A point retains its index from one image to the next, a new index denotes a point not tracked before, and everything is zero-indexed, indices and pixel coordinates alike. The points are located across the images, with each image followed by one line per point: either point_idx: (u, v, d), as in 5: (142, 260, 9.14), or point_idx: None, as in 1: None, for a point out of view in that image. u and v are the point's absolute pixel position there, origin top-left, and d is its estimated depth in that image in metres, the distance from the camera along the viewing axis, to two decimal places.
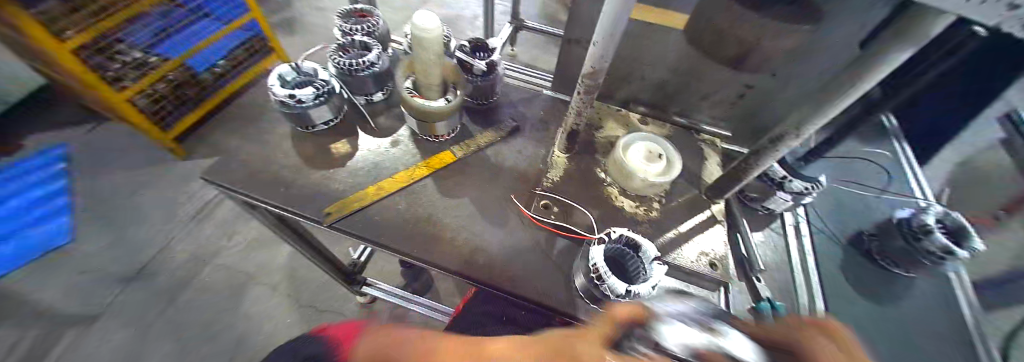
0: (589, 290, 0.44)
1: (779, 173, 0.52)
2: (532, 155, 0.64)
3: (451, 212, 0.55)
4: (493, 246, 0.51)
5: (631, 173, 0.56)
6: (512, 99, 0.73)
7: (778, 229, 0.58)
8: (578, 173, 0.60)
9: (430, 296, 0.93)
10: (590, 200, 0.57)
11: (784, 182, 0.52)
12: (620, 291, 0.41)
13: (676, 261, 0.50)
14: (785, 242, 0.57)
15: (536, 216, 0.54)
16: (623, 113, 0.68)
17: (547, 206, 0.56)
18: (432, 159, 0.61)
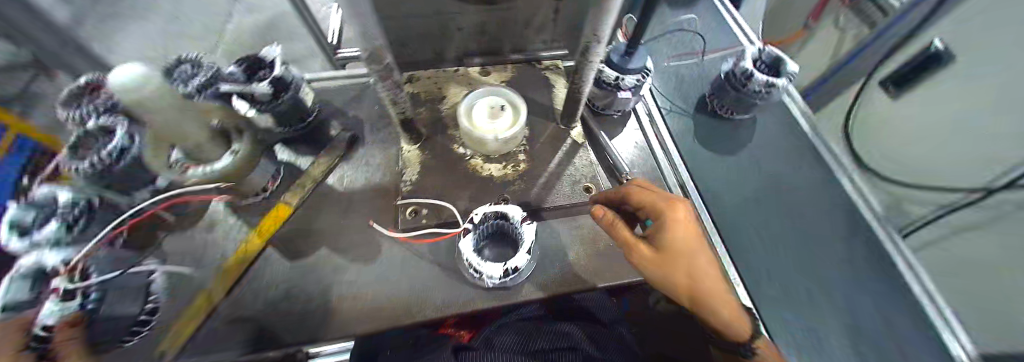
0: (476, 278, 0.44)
1: (611, 77, 0.52)
2: (383, 162, 0.56)
3: (311, 272, 0.47)
4: (373, 286, 0.46)
5: (481, 139, 0.51)
6: (340, 106, 0.63)
7: (636, 124, 0.62)
8: (434, 159, 0.54)
9: None
10: (453, 184, 0.52)
11: (617, 82, 0.53)
12: (499, 273, 0.41)
13: (555, 203, 0.52)
14: (643, 136, 0.60)
15: (402, 230, 0.48)
16: (460, 74, 0.63)
17: (415, 214, 0.49)
18: (262, 224, 0.50)
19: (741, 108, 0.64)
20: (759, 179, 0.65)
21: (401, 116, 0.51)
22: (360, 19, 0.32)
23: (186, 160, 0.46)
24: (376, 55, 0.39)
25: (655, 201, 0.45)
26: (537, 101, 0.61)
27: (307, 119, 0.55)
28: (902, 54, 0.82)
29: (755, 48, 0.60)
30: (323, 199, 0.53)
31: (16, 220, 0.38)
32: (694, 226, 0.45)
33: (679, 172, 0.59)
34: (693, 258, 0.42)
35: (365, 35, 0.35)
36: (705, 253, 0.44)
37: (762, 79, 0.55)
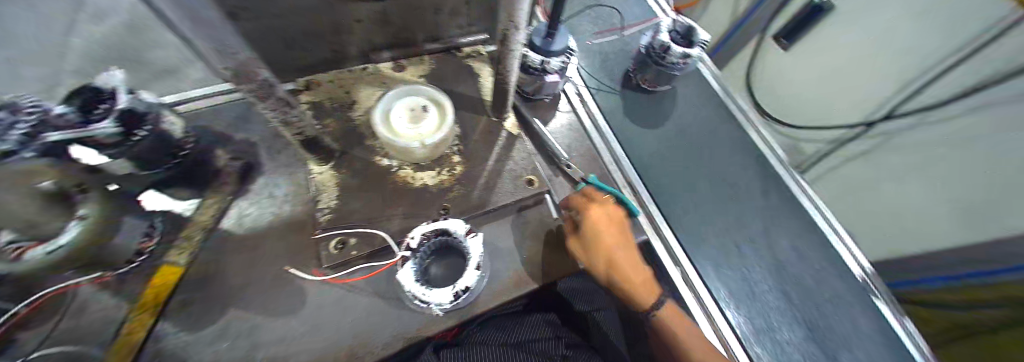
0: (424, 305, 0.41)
1: (536, 62, 0.49)
2: (296, 193, 0.49)
3: (226, 341, 0.39)
4: (309, 338, 0.40)
5: (405, 147, 0.46)
6: (224, 131, 0.52)
7: (567, 108, 0.61)
8: (354, 177, 0.48)
9: None
10: (382, 203, 0.47)
11: (544, 66, 0.50)
12: (449, 298, 0.39)
13: (500, 203, 0.49)
14: (575, 118, 0.61)
15: (332, 270, 0.43)
16: (369, 72, 0.57)
17: (342, 246, 0.43)
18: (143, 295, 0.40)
19: (662, 79, 0.67)
20: (686, 145, 0.70)
21: (301, 137, 0.42)
22: (201, 27, 0.24)
23: (25, 240, 0.35)
24: (246, 72, 0.30)
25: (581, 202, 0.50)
26: (464, 95, 0.56)
27: (185, 151, 0.43)
28: (781, 18, 1.00)
29: (669, 19, 0.61)
30: (227, 248, 0.45)
31: None
32: (614, 219, 0.50)
33: (613, 148, 0.61)
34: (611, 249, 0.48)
35: (217, 49, 0.27)
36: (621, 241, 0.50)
37: (678, 51, 0.57)
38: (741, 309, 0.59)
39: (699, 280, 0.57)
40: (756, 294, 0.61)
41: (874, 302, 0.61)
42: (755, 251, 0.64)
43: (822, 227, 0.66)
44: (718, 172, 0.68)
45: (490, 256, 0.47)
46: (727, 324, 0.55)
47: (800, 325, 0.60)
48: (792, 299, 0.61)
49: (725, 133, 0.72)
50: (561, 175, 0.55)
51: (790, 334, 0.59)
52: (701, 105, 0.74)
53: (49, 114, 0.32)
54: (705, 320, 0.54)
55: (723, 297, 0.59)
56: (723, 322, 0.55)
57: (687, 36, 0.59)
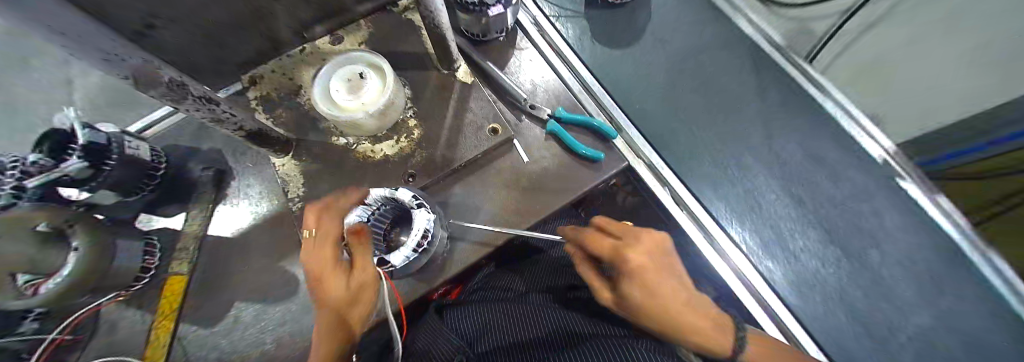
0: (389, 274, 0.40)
1: None
2: (267, 190, 0.50)
3: (237, 332, 0.43)
4: (306, 317, 0.43)
5: (352, 120, 0.44)
6: (189, 145, 0.53)
7: (525, 43, 0.55)
8: (317, 162, 0.47)
9: None
10: (348, 183, 0.47)
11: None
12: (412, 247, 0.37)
13: (464, 158, 0.46)
14: (537, 52, 0.55)
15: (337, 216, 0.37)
16: (310, 52, 0.53)
17: None
18: (162, 303, 0.44)
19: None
20: (669, 58, 0.63)
21: (244, 133, 0.41)
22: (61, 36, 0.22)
23: (38, 277, 0.38)
24: (149, 79, 0.27)
25: (620, 229, 0.39)
26: (407, 53, 0.52)
27: (160, 170, 0.47)
28: None
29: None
30: (215, 254, 0.47)
31: None
32: (665, 254, 0.38)
33: (582, 77, 0.56)
34: (666, 294, 0.34)
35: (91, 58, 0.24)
36: (677, 276, 0.36)
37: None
38: (745, 221, 0.56)
39: (692, 199, 0.54)
40: (762, 204, 0.56)
41: (897, 182, 0.56)
42: (758, 159, 0.58)
43: (839, 118, 0.59)
44: (710, 82, 0.62)
45: (463, 213, 0.46)
46: (730, 239, 0.53)
47: (814, 228, 0.55)
48: (805, 202, 0.56)
49: (710, 34, 0.64)
50: (524, 118, 0.51)
51: (807, 236, 0.55)
52: (682, 11, 0.66)
53: (21, 163, 0.38)
54: (706, 239, 0.51)
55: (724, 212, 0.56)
56: (726, 237, 0.52)
57: None
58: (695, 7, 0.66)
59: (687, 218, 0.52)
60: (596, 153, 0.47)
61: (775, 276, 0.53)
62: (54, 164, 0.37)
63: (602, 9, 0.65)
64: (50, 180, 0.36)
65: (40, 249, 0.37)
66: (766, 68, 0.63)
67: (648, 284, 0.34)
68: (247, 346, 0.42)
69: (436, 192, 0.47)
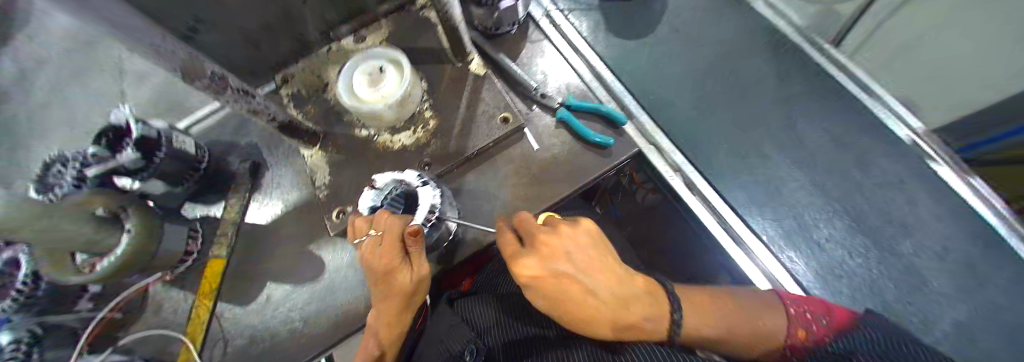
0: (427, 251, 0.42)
1: None
2: (296, 179, 0.53)
3: (270, 308, 0.46)
4: (333, 297, 0.46)
5: (374, 112, 0.46)
6: (229, 139, 0.57)
7: (536, 36, 0.57)
8: (340, 153, 0.50)
9: None
10: (368, 171, 0.49)
11: None
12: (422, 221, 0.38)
13: (478, 146, 0.48)
14: (549, 44, 0.56)
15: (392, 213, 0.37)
16: (334, 51, 0.56)
17: (342, 215, 0.47)
18: (202, 283, 0.48)
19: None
20: (683, 47, 0.63)
21: (276, 123, 0.44)
22: (126, 31, 0.25)
23: (94, 256, 0.42)
24: (195, 70, 0.30)
25: (532, 229, 0.33)
26: (423, 47, 0.55)
27: (201, 165, 0.51)
28: None
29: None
30: (250, 237, 0.51)
31: None
32: (594, 245, 0.32)
33: (593, 66, 0.57)
34: (577, 298, 0.29)
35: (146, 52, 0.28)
36: (606, 270, 0.30)
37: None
38: (765, 210, 0.54)
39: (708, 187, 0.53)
40: (782, 193, 0.55)
41: (928, 165, 0.53)
42: (778, 147, 0.57)
43: (866, 101, 0.57)
44: (726, 69, 0.61)
45: (476, 200, 0.48)
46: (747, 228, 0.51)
47: (840, 218, 0.53)
48: (830, 190, 0.54)
49: (724, 23, 0.64)
50: (535, 107, 0.52)
51: (832, 226, 0.53)
52: (695, 1, 0.65)
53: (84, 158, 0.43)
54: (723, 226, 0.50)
55: (743, 203, 0.54)
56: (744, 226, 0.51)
57: None
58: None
59: (701, 206, 0.51)
60: (606, 138, 0.48)
61: (798, 267, 0.51)
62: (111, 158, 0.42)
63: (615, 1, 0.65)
64: (108, 171, 0.40)
65: (99, 232, 0.40)
66: (785, 54, 0.61)
67: (557, 293, 0.29)
68: (278, 323, 0.46)
69: (452, 179, 0.49)
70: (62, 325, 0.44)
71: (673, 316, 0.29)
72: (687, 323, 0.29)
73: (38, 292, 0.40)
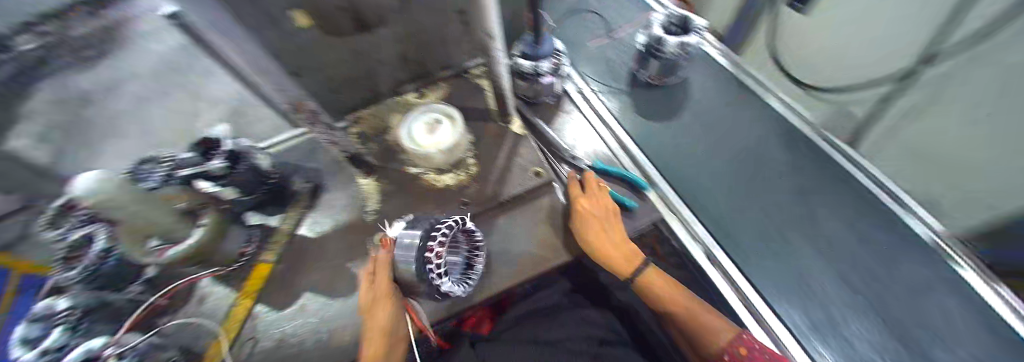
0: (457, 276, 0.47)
1: (527, 67, 0.56)
2: (348, 202, 0.60)
3: (301, 317, 0.50)
4: (361, 314, 0.49)
5: (426, 154, 0.54)
6: (296, 163, 0.67)
7: (568, 108, 0.66)
8: (391, 185, 0.58)
9: None
10: (413, 203, 0.56)
11: (536, 71, 0.56)
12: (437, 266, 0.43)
13: (511, 193, 0.54)
14: (581, 116, 0.65)
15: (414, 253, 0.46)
16: (399, 103, 0.68)
17: (382, 240, 0.52)
18: (247, 284, 0.53)
19: (668, 70, 0.69)
20: (700, 130, 0.71)
21: (348, 155, 0.54)
22: None
23: (164, 243, 0.47)
24: None
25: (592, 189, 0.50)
26: (473, 106, 0.65)
27: (271, 179, 0.57)
28: None
29: (661, 14, 0.62)
30: (298, 248, 0.57)
31: (24, 337, 0.42)
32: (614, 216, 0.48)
33: (618, 136, 0.64)
34: (607, 232, 0.46)
35: None
36: (613, 226, 0.47)
37: (673, 42, 0.60)
38: (794, 295, 0.53)
39: (731, 265, 0.54)
40: (808, 281, 0.55)
41: (954, 269, 0.54)
42: (791, 229, 0.59)
43: (881, 197, 0.61)
44: (738, 152, 0.67)
45: (504, 241, 0.52)
46: (772, 313, 0.51)
47: (866, 313, 0.52)
48: (853, 283, 0.54)
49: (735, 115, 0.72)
50: (564, 166, 0.59)
51: (858, 321, 0.52)
52: (708, 92, 0.75)
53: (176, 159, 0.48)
54: (744, 306, 0.50)
55: (767, 284, 0.54)
56: (768, 310, 0.50)
57: (684, 24, 0.61)
58: (720, 91, 0.76)
59: (722, 281, 0.52)
60: (629, 200, 0.52)
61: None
62: (202, 162, 0.48)
63: (643, 85, 0.77)
64: (196, 173, 0.46)
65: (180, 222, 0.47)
66: (794, 146, 0.67)
67: (590, 221, 0.45)
68: (307, 333, 0.48)
69: (484, 219, 0.55)
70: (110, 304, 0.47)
71: (640, 265, 0.46)
72: (642, 275, 0.46)
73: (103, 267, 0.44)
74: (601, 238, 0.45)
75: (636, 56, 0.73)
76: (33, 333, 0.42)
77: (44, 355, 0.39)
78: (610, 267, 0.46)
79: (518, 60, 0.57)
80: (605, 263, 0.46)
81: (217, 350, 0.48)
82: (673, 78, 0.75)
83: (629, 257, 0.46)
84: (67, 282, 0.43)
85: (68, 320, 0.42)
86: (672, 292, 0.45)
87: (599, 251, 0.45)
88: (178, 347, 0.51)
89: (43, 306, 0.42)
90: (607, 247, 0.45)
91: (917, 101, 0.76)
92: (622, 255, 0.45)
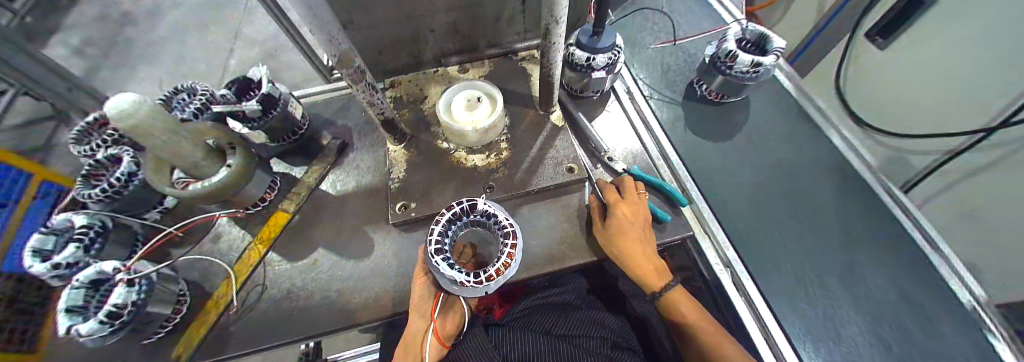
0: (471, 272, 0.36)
1: (581, 58, 0.54)
2: (374, 165, 0.60)
3: (312, 272, 0.50)
4: (371, 279, 0.48)
5: (461, 131, 0.52)
6: (329, 117, 0.66)
7: (614, 107, 0.64)
8: (420, 156, 0.57)
9: (375, 337, 0.90)
10: (439, 177, 0.54)
11: (589, 63, 0.54)
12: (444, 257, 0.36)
13: (541, 185, 0.53)
14: (627, 118, 0.63)
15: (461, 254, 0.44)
16: (439, 73, 0.65)
17: (404, 208, 0.52)
18: (263, 229, 0.53)
19: (730, 88, 0.64)
20: (742, 155, 0.68)
21: (382, 117, 0.51)
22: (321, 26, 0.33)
23: (187, 177, 0.49)
24: (344, 59, 0.40)
25: (631, 194, 0.48)
26: (514, 91, 0.63)
27: (300, 131, 0.58)
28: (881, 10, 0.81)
29: (738, 28, 0.61)
30: (320, 201, 0.56)
31: (37, 248, 0.44)
32: (646, 227, 0.46)
33: (660, 146, 0.61)
34: (641, 242, 0.44)
35: (328, 39, 0.36)
36: (646, 237, 0.45)
37: (746, 60, 0.55)
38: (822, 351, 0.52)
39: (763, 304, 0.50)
40: (839, 334, 0.53)
41: (985, 336, 0.51)
42: (819, 274, 0.58)
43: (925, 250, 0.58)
44: (776, 184, 0.65)
45: (527, 232, 0.51)
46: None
47: None
48: (889, 346, 0.52)
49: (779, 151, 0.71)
50: (600, 166, 0.58)
51: None
52: (758, 118, 0.72)
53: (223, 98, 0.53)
54: (766, 346, 0.48)
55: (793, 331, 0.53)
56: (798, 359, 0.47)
57: (760, 46, 0.60)
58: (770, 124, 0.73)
59: (745, 309, 0.50)
60: (664, 213, 0.50)
61: None
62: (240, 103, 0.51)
63: (696, 99, 0.73)
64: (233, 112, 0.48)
65: (205, 160, 0.47)
66: (839, 190, 0.64)
67: (625, 229, 0.43)
68: (314, 288, 0.48)
69: (510, 206, 0.54)
70: (127, 225, 0.50)
71: (668, 282, 0.45)
72: (670, 293, 0.45)
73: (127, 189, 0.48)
74: (633, 248, 0.43)
75: (697, 68, 0.68)
76: (44, 244, 0.44)
77: (56, 268, 0.42)
78: (641, 280, 0.45)
79: (576, 51, 0.54)
80: (635, 273, 0.45)
81: (227, 290, 0.48)
82: (732, 99, 0.70)
83: (660, 274, 0.45)
84: (90, 201, 0.47)
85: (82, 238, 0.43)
86: (699, 318, 0.44)
87: (629, 259, 0.44)
88: (188, 281, 0.50)
89: (60, 220, 0.45)
90: (638, 259, 0.44)
91: (1004, 155, 0.66)
92: (647, 262, 0.44)
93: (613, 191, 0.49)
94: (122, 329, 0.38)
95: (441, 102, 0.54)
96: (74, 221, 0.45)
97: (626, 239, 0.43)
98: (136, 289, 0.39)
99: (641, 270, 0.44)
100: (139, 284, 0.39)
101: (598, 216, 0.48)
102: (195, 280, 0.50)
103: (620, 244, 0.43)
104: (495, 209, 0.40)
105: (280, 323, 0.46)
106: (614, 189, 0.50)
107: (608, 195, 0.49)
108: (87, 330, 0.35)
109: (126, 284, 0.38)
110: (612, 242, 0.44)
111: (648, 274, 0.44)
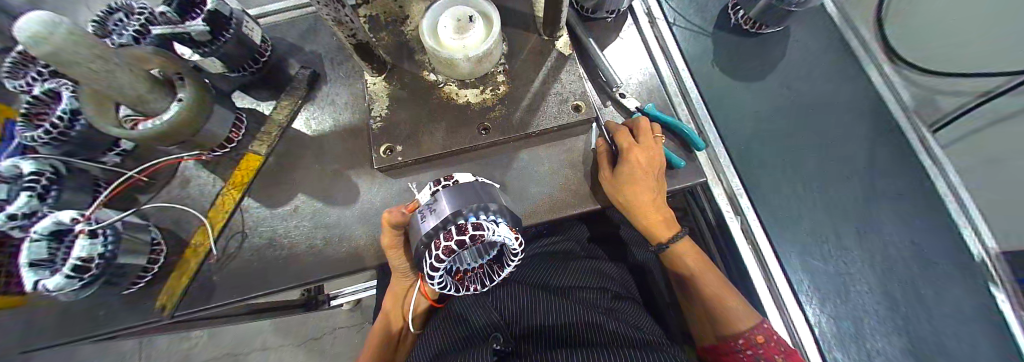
0: (474, 272, 0.35)
1: None
2: (352, 101, 0.52)
3: (295, 220, 0.46)
4: (358, 228, 0.45)
5: (450, 59, 0.43)
6: (294, 43, 0.56)
7: (631, 33, 0.54)
8: (403, 91, 0.49)
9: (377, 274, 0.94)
10: (425, 116, 0.48)
11: None
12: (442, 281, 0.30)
13: (543, 126, 0.46)
14: (645, 46, 0.53)
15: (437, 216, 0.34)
16: None
17: (389, 152, 0.46)
18: (235, 173, 0.48)
19: (773, 15, 0.53)
20: None
21: (354, 41, 0.40)
22: None
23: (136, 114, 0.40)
24: None
25: (646, 138, 0.42)
26: (514, 11, 0.52)
27: (262, 58, 0.50)
28: None
29: None
30: (296, 141, 0.50)
31: None
32: (657, 175, 0.42)
33: (678, 81, 0.53)
34: (650, 192, 0.40)
35: None
36: (655, 187, 0.41)
37: None
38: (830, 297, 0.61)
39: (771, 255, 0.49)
40: (848, 289, 0.61)
41: (990, 288, 0.57)
42: None
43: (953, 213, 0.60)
44: None
45: (526, 179, 0.46)
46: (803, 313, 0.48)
47: (890, 319, 0.59)
48: (890, 295, 0.59)
49: (807, 92, 0.63)
50: (610, 104, 0.51)
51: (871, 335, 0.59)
52: None
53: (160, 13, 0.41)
54: (767, 293, 0.48)
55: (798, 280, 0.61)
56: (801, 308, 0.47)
57: None
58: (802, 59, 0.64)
59: (749, 258, 0.49)
60: (678, 159, 0.45)
61: None
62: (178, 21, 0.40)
63: (727, 28, 0.62)
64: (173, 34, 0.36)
65: None
66: None
67: (636, 180, 0.39)
68: (299, 236, 0.46)
69: (508, 149, 0.48)
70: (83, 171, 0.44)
71: (676, 232, 0.43)
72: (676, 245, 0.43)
73: (70, 132, 0.40)
74: (639, 199, 0.40)
75: None
76: None
77: (13, 219, 0.36)
78: (647, 229, 0.43)
79: None
80: (643, 221, 0.43)
81: (206, 236, 0.46)
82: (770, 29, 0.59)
83: (668, 225, 0.43)
84: (36, 145, 0.40)
85: (33, 187, 0.37)
86: (705, 269, 0.43)
87: (635, 208, 0.41)
88: (161, 228, 0.47)
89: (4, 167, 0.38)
90: (646, 208, 0.41)
91: None
92: (653, 212, 0.42)
93: (625, 134, 0.43)
94: (95, 281, 0.35)
95: (426, 21, 0.43)
96: (19, 167, 0.38)
97: (635, 190, 0.39)
98: (101, 241, 0.35)
99: (646, 219, 0.42)
100: (103, 236, 0.35)
101: (605, 162, 0.43)
102: (169, 227, 0.47)
103: (628, 194, 0.40)
104: (505, 237, 0.28)
105: (267, 271, 0.44)
106: (626, 131, 0.44)
107: (620, 138, 0.43)
108: (54, 285, 0.32)
109: (86, 235, 0.34)
110: (619, 193, 0.40)
111: (652, 224, 0.42)
